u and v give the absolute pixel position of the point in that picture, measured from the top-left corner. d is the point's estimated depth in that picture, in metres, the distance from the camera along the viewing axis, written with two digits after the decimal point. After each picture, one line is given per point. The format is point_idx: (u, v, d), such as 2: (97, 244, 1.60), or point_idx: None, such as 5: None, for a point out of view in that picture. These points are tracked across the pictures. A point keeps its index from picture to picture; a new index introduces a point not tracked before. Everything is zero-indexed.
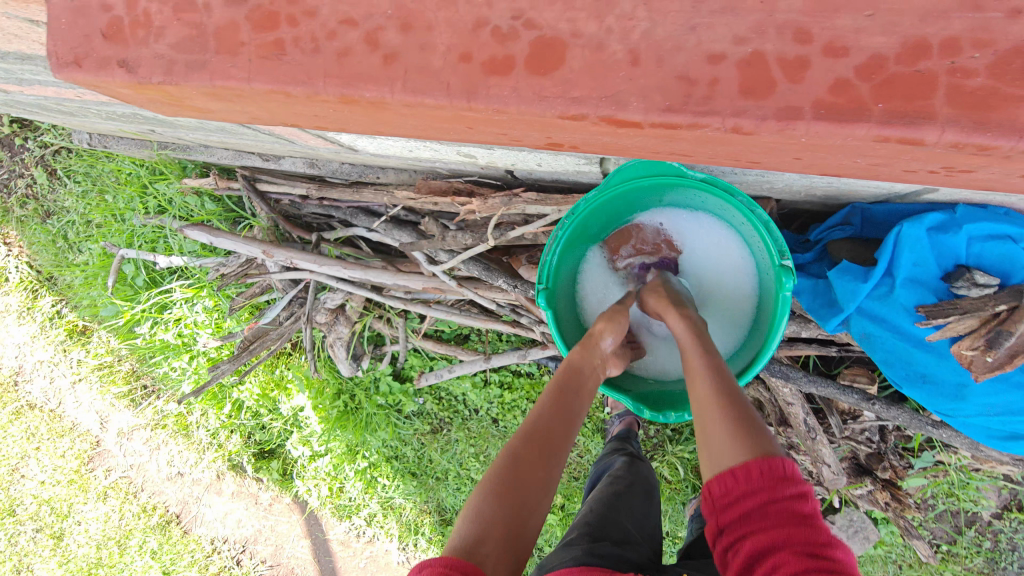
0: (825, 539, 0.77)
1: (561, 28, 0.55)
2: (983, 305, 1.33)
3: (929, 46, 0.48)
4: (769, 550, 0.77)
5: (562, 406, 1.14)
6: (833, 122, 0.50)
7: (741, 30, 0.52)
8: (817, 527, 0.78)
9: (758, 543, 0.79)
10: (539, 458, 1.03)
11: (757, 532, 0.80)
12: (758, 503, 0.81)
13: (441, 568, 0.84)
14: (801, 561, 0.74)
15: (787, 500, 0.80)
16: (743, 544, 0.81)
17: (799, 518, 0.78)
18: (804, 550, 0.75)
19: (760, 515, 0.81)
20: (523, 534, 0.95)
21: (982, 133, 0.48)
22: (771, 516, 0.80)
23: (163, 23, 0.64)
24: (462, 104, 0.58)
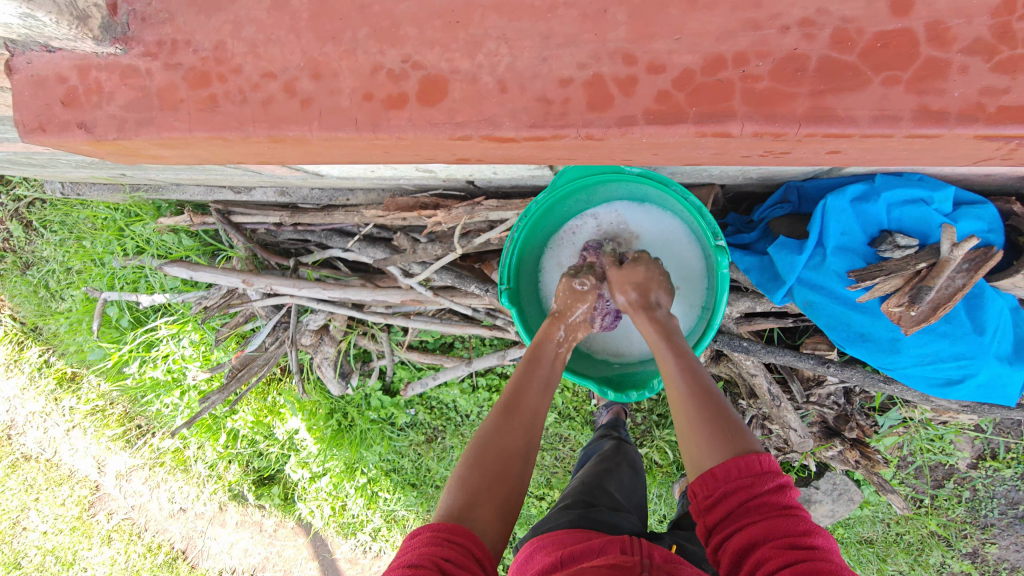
0: (806, 529, 0.87)
1: (442, 67, 0.67)
2: (906, 264, 1.45)
3: (725, 59, 0.61)
4: (753, 545, 0.87)
5: (530, 386, 1.33)
6: (661, 124, 0.63)
7: (583, 58, 0.64)
8: (797, 517, 0.89)
9: (745, 538, 0.89)
10: (514, 432, 1.20)
11: (742, 527, 0.90)
12: (738, 496, 0.94)
13: (431, 532, 0.98)
14: (781, 550, 0.84)
15: (765, 495, 0.92)
16: (733, 537, 0.91)
17: (777, 511, 0.90)
18: (785, 539, 0.85)
19: (743, 510, 0.92)
20: (506, 498, 1.10)
21: (774, 124, 0.61)
22: (752, 512, 0.91)
23: (112, 87, 0.74)
24: (369, 135, 0.70)
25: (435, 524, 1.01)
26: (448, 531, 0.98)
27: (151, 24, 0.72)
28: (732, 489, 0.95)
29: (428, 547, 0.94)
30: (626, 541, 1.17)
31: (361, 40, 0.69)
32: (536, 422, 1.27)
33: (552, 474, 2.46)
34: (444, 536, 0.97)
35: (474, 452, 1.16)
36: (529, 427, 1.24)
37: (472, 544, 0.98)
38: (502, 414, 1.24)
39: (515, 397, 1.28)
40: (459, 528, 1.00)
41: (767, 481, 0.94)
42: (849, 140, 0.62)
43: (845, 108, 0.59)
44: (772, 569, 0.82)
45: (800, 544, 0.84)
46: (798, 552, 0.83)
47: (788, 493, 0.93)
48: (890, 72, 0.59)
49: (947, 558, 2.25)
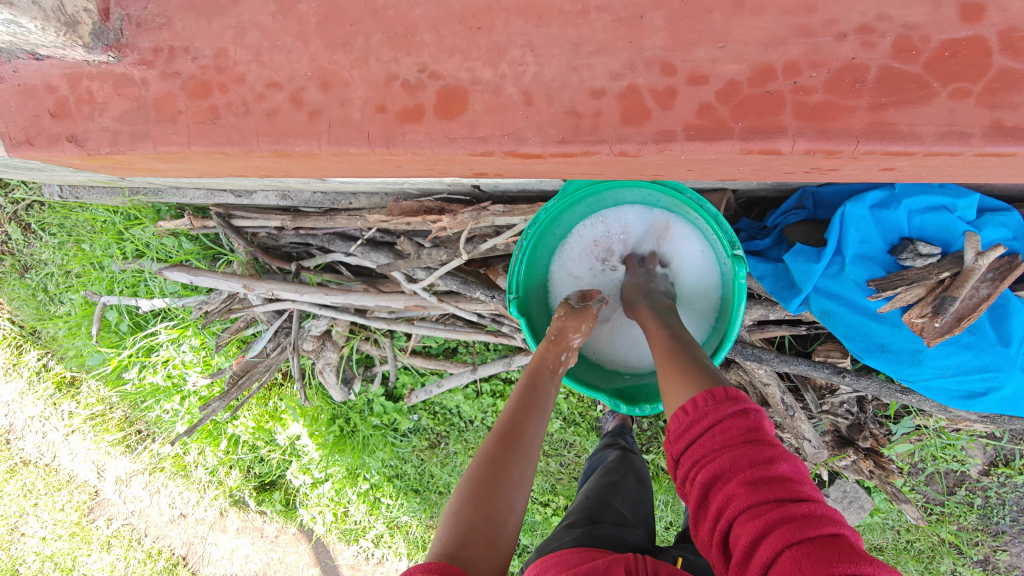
0: (772, 455, 0.82)
1: (462, 77, 0.62)
2: (928, 274, 1.39)
3: (774, 69, 0.56)
4: (719, 477, 0.84)
5: (530, 409, 1.23)
6: (703, 140, 0.57)
7: (617, 68, 0.59)
8: (764, 445, 0.84)
9: (711, 472, 0.85)
10: (512, 459, 1.10)
11: (709, 461, 0.87)
12: (708, 427, 0.90)
13: (421, 574, 0.86)
14: (746, 485, 0.80)
15: (731, 420, 0.88)
16: (700, 471, 0.87)
17: (743, 440, 0.85)
18: (750, 471, 0.81)
19: (709, 439, 0.89)
20: (502, 533, 1.00)
21: (829, 140, 0.55)
22: (719, 444, 0.87)
23: (105, 98, 0.69)
24: (382, 150, 0.64)
25: (425, 563, 0.89)
26: (440, 572, 0.87)
27: (147, 30, 0.67)
28: (700, 420, 0.91)
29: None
30: (630, 560, 1.12)
31: (374, 48, 0.63)
32: (536, 449, 1.16)
33: (557, 480, 2.41)
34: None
35: (467, 483, 1.06)
36: (528, 454, 1.13)
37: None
38: (499, 441, 1.13)
39: (513, 423, 1.18)
40: (451, 569, 0.89)
41: (732, 407, 0.90)
42: (910, 158, 0.56)
43: (908, 122, 0.54)
44: (737, 509, 0.79)
45: (765, 473, 0.80)
46: (765, 487, 0.78)
47: (754, 417, 0.88)
48: (959, 84, 0.53)
49: (958, 566, 2.19)
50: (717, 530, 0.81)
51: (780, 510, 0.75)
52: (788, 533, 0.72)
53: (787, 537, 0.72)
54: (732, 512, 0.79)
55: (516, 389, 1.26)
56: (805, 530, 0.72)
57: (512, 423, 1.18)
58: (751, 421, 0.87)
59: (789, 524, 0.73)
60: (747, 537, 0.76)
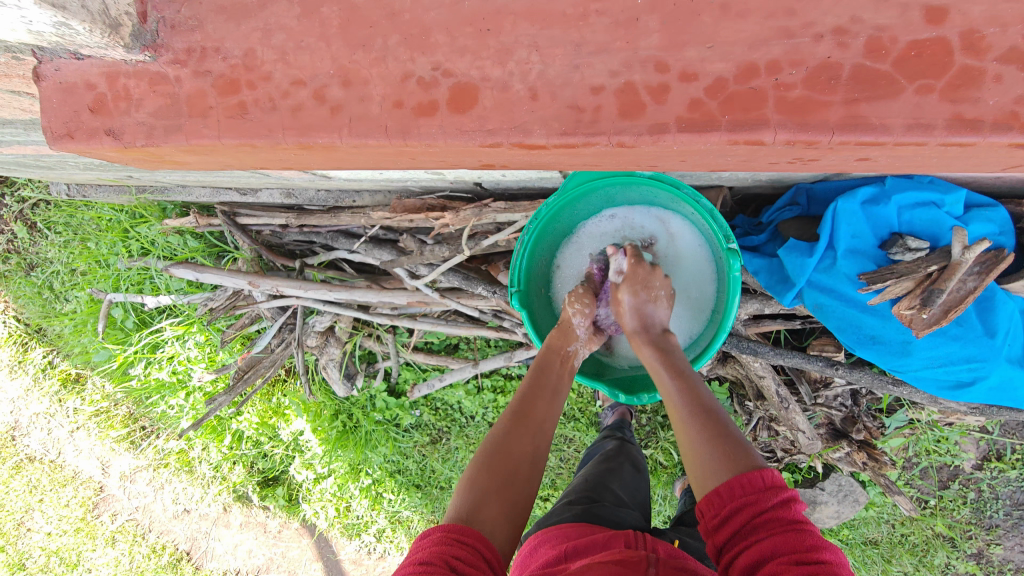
0: (815, 544, 0.85)
1: (472, 75, 0.67)
2: (916, 268, 1.45)
3: (758, 67, 0.61)
4: (761, 562, 0.86)
5: (542, 391, 1.34)
6: (693, 132, 0.63)
7: (614, 66, 0.64)
8: (804, 533, 0.87)
9: (753, 556, 0.87)
10: (523, 436, 1.21)
11: (749, 546, 0.88)
12: (748, 517, 0.92)
13: (441, 532, 0.98)
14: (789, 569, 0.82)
15: (772, 511, 0.90)
16: (741, 553, 0.89)
17: (784, 527, 0.88)
18: (792, 556, 0.84)
19: (749, 525, 0.91)
20: (515, 498, 1.10)
21: (807, 132, 0.61)
22: (759, 529, 0.89)
23: (140, 94, 0.74)
24: (399, 142, 0.70)
25: (444, 524, 1.01)
26: (458, 532, 0.99)
27: (180, 31, 0.72)
28: (739, 504, 0.93)
29: (438, 548, 0.95)
30: (630, 536, 1.18)
31: (391, 48, 0.69)
32: (546, 427, 1.27)
33: (557, 474, 2.47)
34: (454, 537, 0.97)
35: (483, 454, 1.17)
36: (539, 431, 1.25)
37: (482, 546, 0.97)
38: (513, 418, 1.25)
39: (525, 402, 1.30)
40: (468, 530, 1.00)
41: (772, 495, 0.92)
42: (881, 148, 0.62)
43: (878, 116, 0.60)
44: None
45: (811, 563, 0.82)
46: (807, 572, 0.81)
47: (794, 507, 0.90)
48: (925, 81, 0.59)
49: (951, 558, 2.24)
50: None
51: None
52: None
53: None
54: None
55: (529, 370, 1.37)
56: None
57: (525, 401, 1.30)
58: (789, 507, 0.90)
59: None
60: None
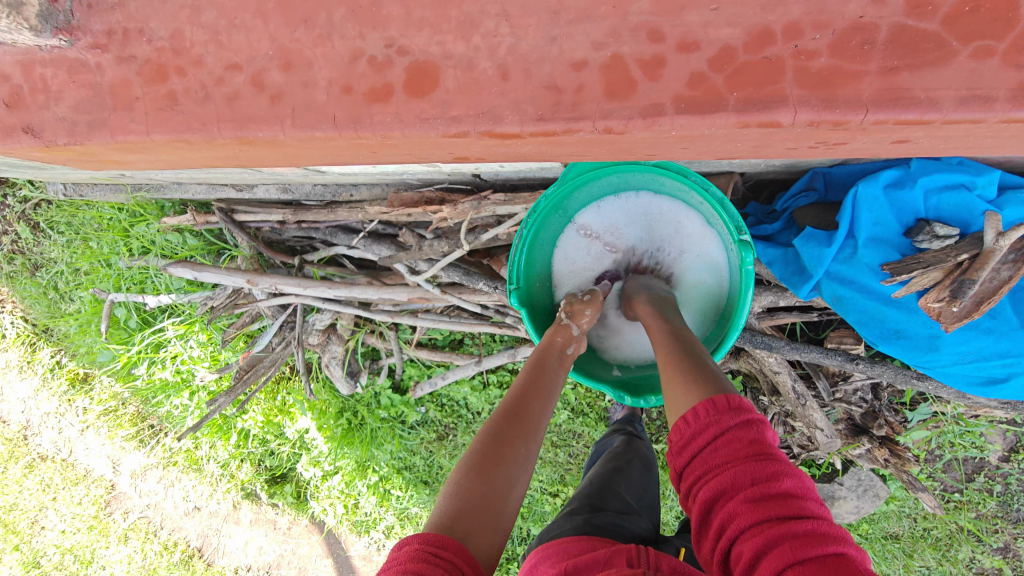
0: (776, 470, 0.78)
1: (432, 52, 0.57)
2: (945, 256, 1.29)
3: (773, 32, 0.51)
4: (721, 494, 0.80)
5: (538, 388, 1.24)
6: (695, 114, 0.52)
7: (599, 36, 0.54)
8: (767, 459, 0.79)
9: (711, 485, 0.81)
10: (517, 438, 1.11)
11: (707, 477, 0.83)
12: (710, 441, 0.86)
13: (418, 544, 0.89)
14: (750, 504, 0.76)
15: (735, 432, 0.84)
16: (703, 484, 0.83)
17: (744, 454, 0.81)
18: (753, 485, 0.77)
19: (710, 454, 0.84)
20: (503, 508, 1.01)
21: (834, 110, 0.50)
22: (719, 456, 0.83)
23: (59, 86, 0.65)
24: (351, 134, 0.60)
25: (422, 534, 0.92)
26: (435, 544, 0.89)
27: (99, 11, 0.63)
28: (702, 433, 0.87)
29: (412, 564, 0.85)
30: (632, 552, 1.09)
31: (338, 23, 0.59)
32: (541, 428, 1.17)
33: (566, 471, 2.35)
34: (430, 551, 0.88)
35: (472, 455, 1.07)
36: (534, 433, 1.15)
37: (461, 561, 0.88)
38: (504, 416, 1.15)
39: (520, 398, 1.20)
40: (447, 541, 0.91)
41: (735, 420, 0.85)
42: (926, 127, 0.51)
43: (923, 88, 0.49)
44: (742, 530, 0.75)
45: (769, 493, 0.76)
46: (767, 503, 0.75)
47: (756, 429, 0.83)
48: (982, 42, 0.48)
49: (977, 554, 2.09)
50: (718, 548, 0.77)
51: (781, 529, 0.71)
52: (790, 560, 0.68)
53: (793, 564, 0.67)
54: (737, 532, 0.75)
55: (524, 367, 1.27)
56: (805, 550, 0.68)
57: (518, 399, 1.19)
58: (752, 429, 0.84)
59: (791, 546, 0.69)
60: (752, 554, 0.72)
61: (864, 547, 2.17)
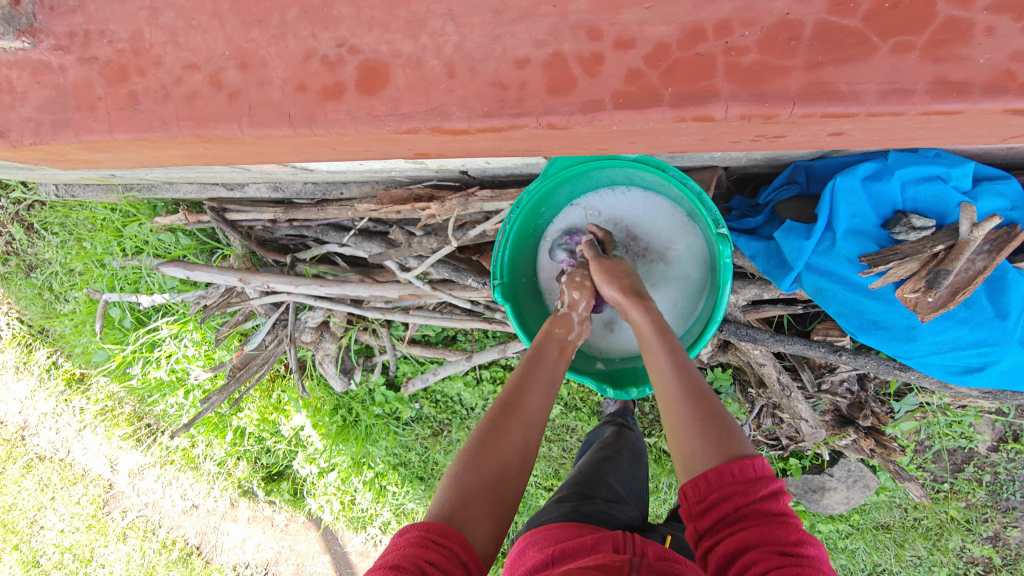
0: (797, 538, 0.82)
1: (382, 51, 0.59)
2: (921, 247, 1.31)
3: (704, 29, 0.52)
4: (744, 551, 0.81)
5: (536, 378, 1.23)
6: (633, 109, 0.54)
7: (540, 34, 0.55)
8: (789, 526, 0.82)
9: (735, 544, 0.82)
10: (512, 429, 1.11)
11: (732, 534, 0.83)
12: (733, 506, 0.86)
13: (419, 532, 0.93)
14: (772, 559, 0.78)
15: (760, 504, 0.85)
16: (724, 540, 0.84)
17: (769, 519, 0.83)
18: (776, 547, 0.80)
19: (734, 517, 0.85)
20: (501, 498, 1.03)
21: (764, 104, 0.52)
22: (745, 520, 0.84)
23: (24, 87, 0.67)
24: (306, 131, 0.62)
25: (423, 522, 0.96)
26: (435, 532, 0.93)
27: (61, 13, 0.65)
28: (727, 494, 0.87)
29: (413, 548, 0.89)
30: (619, 539, 1.10)
31: (291, 23, 0.61)
32: (537, 419, 1.16)
33: (560, 465, 2.37)
34: (430, 538, 0.92)
35: (469, 449, 1.08)
36: (531, 423, 1.15)
37: (460, 547, 0.92)
38: (499, 408, 1.14)
39: (515, 390, 1.19)
40: (446, 529, 0.94)
41: (762, 487, 0.87)
42: (854, 120, 0.53)
43: (846, 82, 0.51)
44: None
45: (793, 557, 0.78)
46: (788, 563, 0.77)
47: (782, 502, 0.86)
48: (902, 37, 0.50)
49: (967, 542, 2.12)
50: None
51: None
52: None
53: None
54: None
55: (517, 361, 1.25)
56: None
57: (514, 390, 1.19)
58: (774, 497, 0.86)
59: None
60: None
61: (856, 537, 2.19)
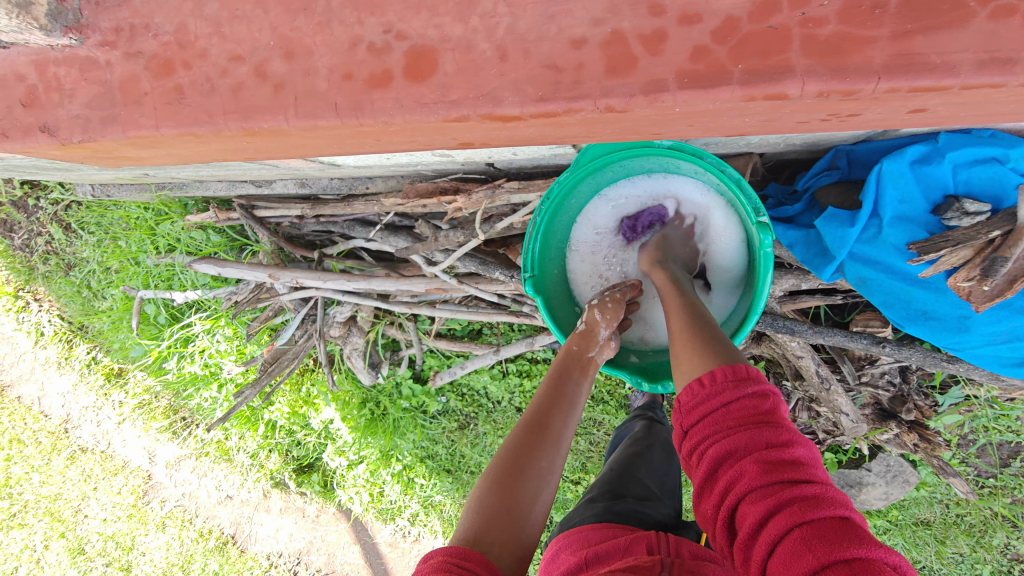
0: (787, 439, 0.82)
1: (430, 36, 0.57)
2: (975, 234, 1.22)
3: (778, 0, 0.49)
4: (732, 456, 0.83)
5: (561, 399, 1.22)
6: (698, 88, 0.51)
7: (598, 12, 0.53)
8: (778, 428, 0.82)
9: (722, 449, 0.84)
10: (539, 451, 1.10)
11: (720, 437, 0.85)
12: (722, 404, 0.88)
13: (442, 556, 0.91)
14: (759, 465, 0.79)
15: (746, 400, 0.86)
16: (713, 445, 0.86)
17: (757, 420, 0.84)
18: (762, 449, 0.80)
19: (722, 415, 0.87)
20: (526, 522, 1.02)
21: (844, 79, 0.48)
22: (733, 421, 0.85)
23: (72, 84, 0.66)
24: (353, 121, 0.60)
25: (447, 547, 0.94)
26: (459, 556, 0.91)
27: (107, 8, 0.64)
28: (717, 397, 0.89)
29: (436, 574, 0.87)
30: (652, 539, 1.07)
31: (336, 10, 0.59)
32: (563, 442, 1.16)
33: (588, 459, 2.35)
34: (453, 561, 0.90)
35: (496, 469, 1.07)
36: (557, 445, 1.14)
37: (484, 572, 0.90)
38: (526, 430, 1.14)
39: (539, 413, 1.18)
40: (471, 553, 0.92)
41: (749, 387, 0.87)
42: (943, 94, 0.50)
43: (937, 52, 0.47)
44: (749, 490, 0.77)
45: (779, 459, 0.79)
46: (776, 467, 0.78)
47: (770, 401, 0.86)
48: (1001, 1, 0.46)
49: (1013, 541, 2.03)
50: (724, 507, 0.80)
51: (790, 489, 0.75)
52: (797, 519, 0.71)
53: (798, 524, 0.71)
54: (744, 494, 0.78)
55: (542, 381, 1.25)
56: (814, 510, 0.71)
57: (542, 413, 1.18)
58: (764, 397, 0.86)
59: (798, 509, 0.72)
60: (756, 518, 0.75)
61: (894, 534, 2.13)
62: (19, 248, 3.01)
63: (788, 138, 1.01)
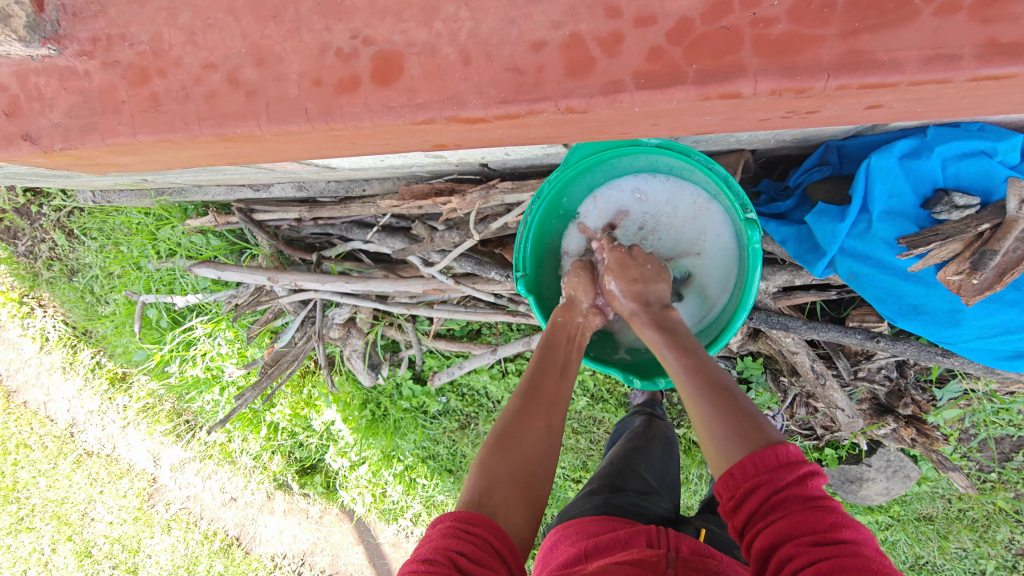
0: (834, 521, 0.79)
1: (396, 41, 0.58)
2: (964, 227, 1.23)
3: (730, 1, 0.50)
4: (779, 544, 0.80)
5: (555, 366, 1.25)
6: (655, 89, 0.52)
7: (557, 15, 0.54)
8: (825, 510, 0.80)
9: (768, 538, 0.81)
10: (535, 416, 1.13)
11: (766, 527, 0.82)
12: (763, 498, 0.85)
13: (450, 522, 0.93)
14: (805, 549, 0.77)
15: (790, 491, 0.84)
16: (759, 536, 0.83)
17: (802, 506, 0.81)
18: (808, 536, 0.78)
19: (763, 504, 0.85)
20: (530, 485, 1.04)
21: (795, 77, 0.50)
22: (775, 510, 0.83)
23: (52, 93, 0.68)
24: (323, 126, 0.61)
25: (453, 513, 0.96)
26: (466, 521, 0.93)
27: (83, 19, 0.66)
28: (754, 485, 0.87)
29: (444, 540, 0.89)
30: (652, 533, 1.07)
31: (304, 17, 0.60)
32: (559, 405, 1.18)
33: (588, 457, 2.36)
34: (461, 527, 0.91)
35: (494, 436, 1.09)
36: (553, 408, 1.16)
37: (492, 536, 0.91)
38: (523, 398, 1.16)
39: (533, 379, 1.21)
40: (477, 517, 0.94)
41: (788, 473, 0.85)
42: (894, 90, 0.51)
43: (885, 49, 0.49)
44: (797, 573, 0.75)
45: (828, 544, 0.76)
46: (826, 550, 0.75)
47: (814, 484, 0.84)
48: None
49: (1016, 534, 2.02)
50: None
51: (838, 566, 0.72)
52: None
53: None
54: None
55: (535, 347, 1.27)
56: None
57: (535, 379, 1.20)
58: (805, 483, 0.84)
59: None
60: None
61: (896, 529, 2.13)
62: (23, 255, 3.04)
63: (770, 134, 1.01)
